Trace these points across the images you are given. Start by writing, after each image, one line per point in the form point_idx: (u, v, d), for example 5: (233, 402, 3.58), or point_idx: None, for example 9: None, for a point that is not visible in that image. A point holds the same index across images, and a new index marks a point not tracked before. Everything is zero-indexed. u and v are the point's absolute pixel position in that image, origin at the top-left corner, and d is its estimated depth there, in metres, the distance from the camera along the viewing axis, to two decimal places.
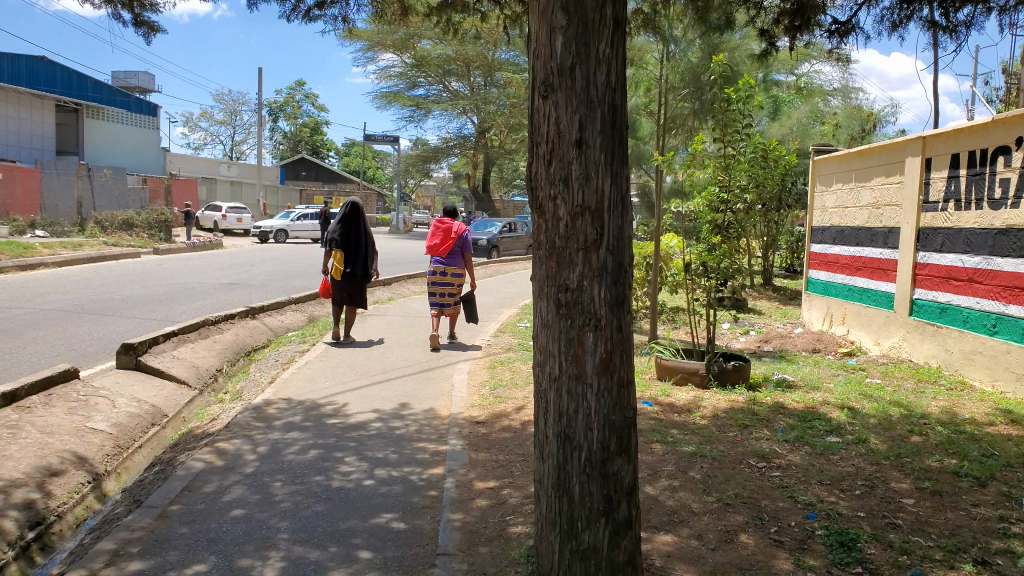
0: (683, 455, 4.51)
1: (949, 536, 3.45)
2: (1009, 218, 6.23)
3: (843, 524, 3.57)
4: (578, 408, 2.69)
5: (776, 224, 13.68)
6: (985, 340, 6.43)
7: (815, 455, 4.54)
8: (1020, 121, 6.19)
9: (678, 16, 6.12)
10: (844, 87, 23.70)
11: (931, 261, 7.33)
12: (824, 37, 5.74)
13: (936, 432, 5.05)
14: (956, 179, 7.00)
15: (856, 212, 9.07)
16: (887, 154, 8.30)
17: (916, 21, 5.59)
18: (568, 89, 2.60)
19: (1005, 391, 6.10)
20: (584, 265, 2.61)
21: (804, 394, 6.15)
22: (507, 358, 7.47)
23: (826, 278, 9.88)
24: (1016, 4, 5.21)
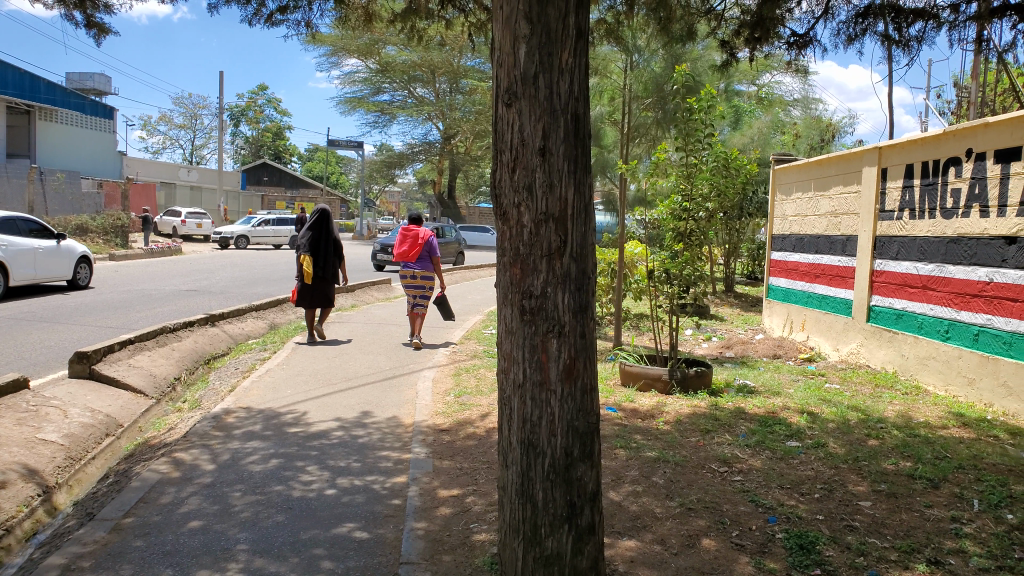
0: (646, 460, 4.54)
1: (904, 537, 3.53)
2: (961, 227, 6.40)
3: (803, 527, 3.62)
4: (541, 414, 2.70)
5: (738, 232, 13.88)
6: (938, 346, 6.59)
7: (776, 459, 4.61)
8: (970, 133, 6.37)
9: (640, 26, 6.19)
10: (804, 97, 24.18)
11: (887, 269, 7.49)
12: (782, 49, 5.84)
13: (892, 435, 5.16)
14: (910, 189, 7.17)
15: (816, 221, 9.25)
16: (846, 163, 8.48)
17: (870, 35, 5.71)
18: (531, 98, 2.61)
19: (958, 395, 6.26)
20: (548, 272, 2.62)
21: (764, 399, 6.24)
22: (472, 365, 7.46)
23: (786, 285, 10.04)
24: (966, 20, 5.37)
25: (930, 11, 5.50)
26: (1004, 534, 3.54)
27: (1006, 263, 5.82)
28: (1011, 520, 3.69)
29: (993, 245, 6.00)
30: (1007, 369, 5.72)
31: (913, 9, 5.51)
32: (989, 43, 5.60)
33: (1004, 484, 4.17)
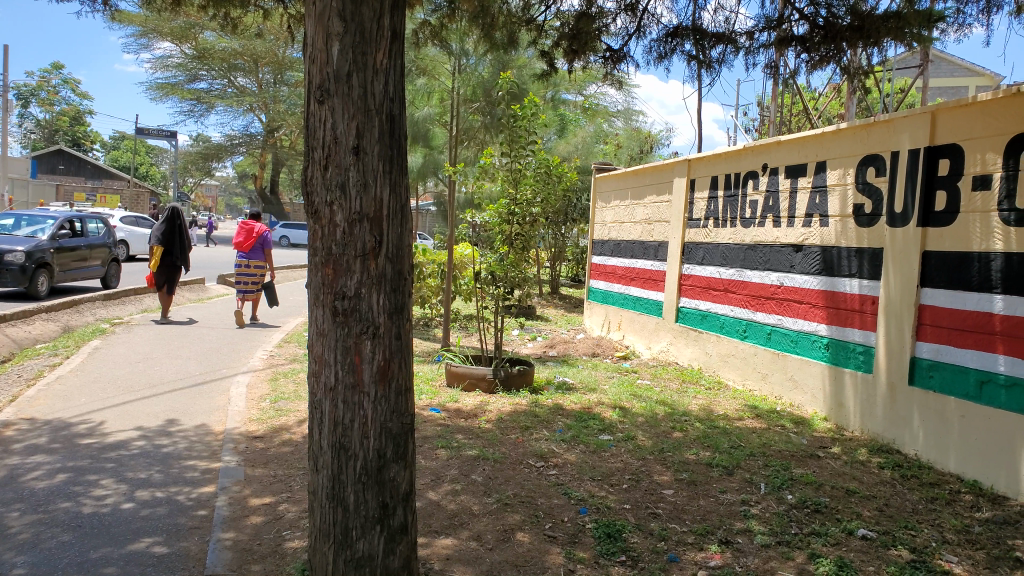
0: (467, 459, 4.61)
1: (700, 521, 3.83)
2: (757, 235, 7.06)
3: (611, 517, 3.83)
4: (354, 417, 2.67)
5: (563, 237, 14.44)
6: (737, 343, 7.23)
7: (589, 453, 4.84)
8: (765, 150, 7.03)
9: (464, 30, 6.29)
10: (626, 110, 25.67)
11: (694, 272, 8.11)
12: (599, 62, 6.14)
13: (694, 427, 5.59)
14: (715, 199, 7.82)
15: (632, 227, 9.83)
16: (658, 174, 9.10)
17: (679, 54, 6.14)
18: (345, 96, 2.57)
19: (753, 389, 6.88)
20: (362, 273, 2.59)
21: (581, 395, 6.54)
22: (290, 369, 7.22)
23: (605, 287, 10.56)
24: (760, 46, 5.93)
25: (729, 36, 6.01)
26: (784, 513, 3.95)
27: (793, 269, 6.48)
28: (790, 499, 4.14)
29: (783, 252, 6.66)
30: (793, 364, 6.37)
31: (715, 33, 6.00)
32: (778, 69, 6.19)
33: (786, 468, 4.65)
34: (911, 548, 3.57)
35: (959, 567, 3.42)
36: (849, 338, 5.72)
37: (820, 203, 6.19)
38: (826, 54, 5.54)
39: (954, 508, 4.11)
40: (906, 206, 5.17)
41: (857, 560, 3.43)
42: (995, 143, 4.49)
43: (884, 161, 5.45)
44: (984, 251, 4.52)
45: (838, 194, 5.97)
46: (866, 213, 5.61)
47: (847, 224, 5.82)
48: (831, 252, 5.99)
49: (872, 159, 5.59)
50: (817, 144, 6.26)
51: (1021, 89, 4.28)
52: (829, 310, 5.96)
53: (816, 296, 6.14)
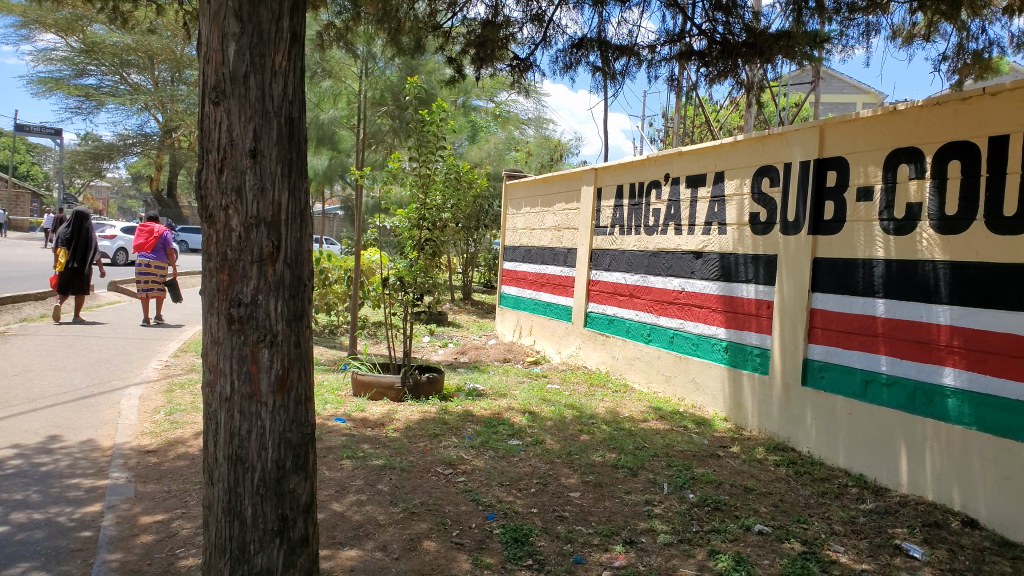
0: (373, 469, 4.53)
1: (605, 522, 3.90)
2: (660, 242, 7.26)
3: (518, 521, 3.85)
4: (250, 428, 2.58)
5: (474, 242, 14.47)
6: (642, 347, 7.40)
7: (497, 459, 4.85)
8: (667, 160, 7.24)
9: (370, 34, 6.22)
10: (537, 118, 25.96)
11: (601, 278, 8.26)
12: (506, 70, 6.14)
13: (601, 430, 5.69)
14: (620, 207, 8.00)
15: (541, 234, 9.95)
16: (567, 182, 9.23)
17: (584, 65, 6.25)
18: (241, 97, 2.49)
19: (658, 391, 7.07)
20: (259, 278, 2.51)
21: (491, 401, 6.55)
22: (187, 380, 6.92)
23: (516, 292, 10.63)
24: (662, 59, 6.11)
25: (633, 49, 6.15)
26: (686, 512, 4.07)
27: (694, 274, 6.69)
28: (691, 498, 4.26)
29: (684, 259, 6.87)
30: (695, 366, 6.57)
31: (618, 45, 6.13)
32: (678, 82, 6.39)
33: (688, 468, 4.80)
34: (802, 540, 3.74)
35: (846, 556, 3.60)
36: (746, 340, 5.95)
37: (718, 211, 6.42)
38: (723, 69, 5.76)
39: (842, 502, 4.34)
40: (798, 215, 5.42)
41: (753, 555, 3.57)
42: (876, 156, 4.77)
43: (777, 172, 5.71)
44: (868, 258, 4.79)
45: (735, 203, 6.21)
46: (762, 221, 5.85)
47: (744, 232, 6.06)
48: (729, 258, 6.22)
49: (766, 170, 5.84)
50: (716, 155, 6.49)
51: (898, 106, 4.57)
52: (727, 313, 6.19)
53: (715, 300, 6.36)
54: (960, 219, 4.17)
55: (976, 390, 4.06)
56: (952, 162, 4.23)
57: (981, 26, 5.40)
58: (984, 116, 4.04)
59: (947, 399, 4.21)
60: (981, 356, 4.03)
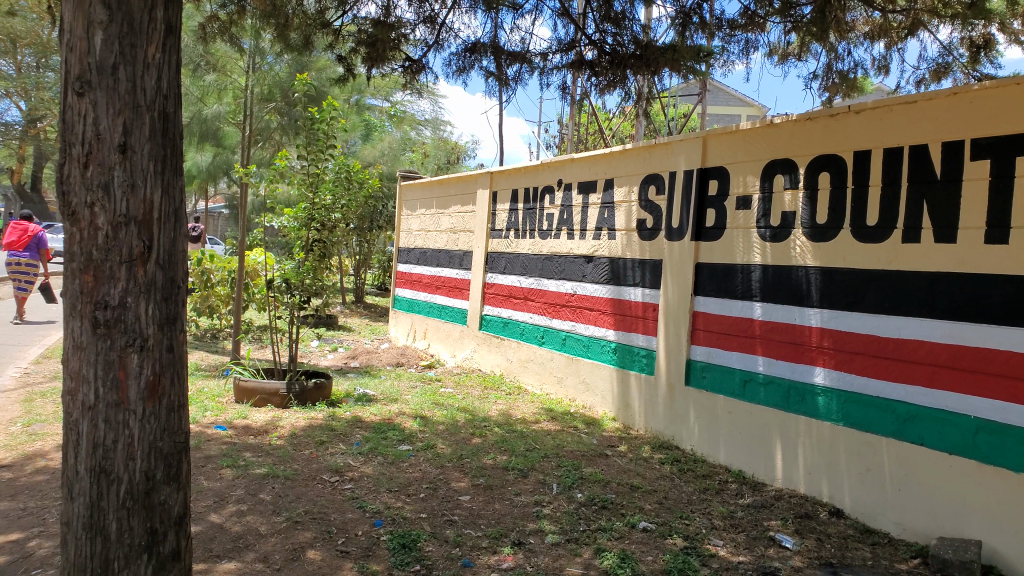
0: (255, 477, 4.38)
1: (495, 524, 3.92)
2: (553, 246, 7.37)
3: (406, 527, 3.81)
4: (117, 437, 2.44)
5: (367, 244, 14.22)
6: (535, 349, 7.49)
7: (386, 464, 4.79)
8: (560, 166, 7.37)
9: (256, 27, 6.01)
10: (433, 120, 25.84)
11: (496, 281, 8.31)
12: (398, 70, 6.08)
13: (493, 432, 5.72)
14: (515, 211, 8.08)
15: (436, 236, 9.91)
16: (463, 185, 9.25)
17: (478, 69, 6.28)
18: (109, 89, 2.36)
19: (550, 393, 7.18)
20: (128, 280, 2.38)
21: (381, 406, 6.46)
22: (50, 388, 6.46)
23: (410, 295, 10.54)
24: (554, 67, 6.22)
25: (525, 55, 6.22)
26: (574, 512, 4.14)
27: (585, 278, 6.84)
28: (579, 498, 4.34)
29: (576, 262, 7.00)
30: (585, 368, 6.71)
31: (511, 52, 6.19)
32: (570, 90, 6.51)
33: (576, 468, 4.89)
34: (684, 536, 3.89)
35: (724, 549, 3.77)
36: (634, 342, 6.13)
37: (608, 217, 6.58)
38: (613, 79, 5.91)
39: (722, 497, 4.54)
40: (682, 222, 5.64)
41: (637, 552, 3.68)
42: (754, 168, 5.03)
43: (663, 180, 5.92)
44: (746, 263, 5.04)
45: (624, 209, 6.39)
46: (648, 227, 6.05)
47: (632, 238, 6.24)
48: (619, 262, 6.40)
49: (653, 178, 6.04)
50: (606, 163, 6.66)
51: (774, 120, 4.84)
52: (616, 316, 6.36)
53: (605, 303, 6.52)
54: (829, 227, 4.45)
55: (842, 388, 4.34)
56: (821, 174, 4.51)
57: (847, 48, 5.81)
58: (850, 132, 4.33)
59: (816, 397, 4.49)
60: (846, 356, 4.32)
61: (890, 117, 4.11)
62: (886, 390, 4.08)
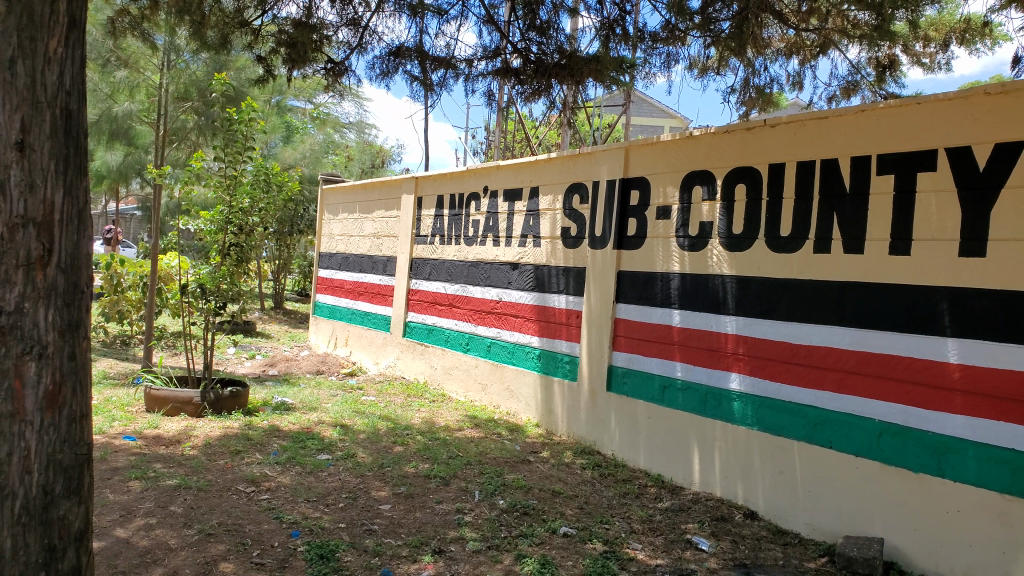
0: (165, 489, 4.22)
1: (415, 533, 3.89)
2: (478, 253, 7.38)
3: (324, 537, 3.74)
4: (12, 450, 2.29)
5: (287, 248, 13.89)
6: (459, 356, 7.47)
7: (305, 474, 4.69)
8: (485, 173, 7.40)
9: (171, 23, 5.81)
10: (357, 123, 25.54)
11: (420, 288, 8.26)
12: (320, 72, 5.98)
13: (415, 440, 5.68)
14: (441, 217, 8.06)
15: (360, 241, 9.78)
16: (387, 189, 9.16)
17: (403, 73, 6.24)
18: (5, 83, 2.23)
19: (474, 400, 7.17)
20: (25, 285, 2.27)
21: (300, 415, 6.32)
22: None
23: (332, 301, 10.36)
24: (479, 73, 6.24)
25: (450, 61, 6.22)
26: (495, 518, 4.15)
27: (510, 285, 6.87)
28: (501, 505, 4.36)
29: (501, 269, 7.03)
30: (510, 374, 6.74)
31: (436, 57, 6.18)
32: (496, 97, 6.54)
33: (499, 474, 4.91)
34: (603, 540, 3.95)
35: (643, 552, 3.85)
36: (558, 348, 6.19)
37: (534, 225, 6.64)
38: (538, 88, 5.97)
39: (641, 501, 4.63)
40: (605, 230, 5.74)
41: (557, 557, 3.71)
42: (674, 179, 5.17)
43: (587, 189, 6.01)
44: (666, 272, 5.17)
45: (549, 217, 6.45)
46: (573, 235, 6.13)
47: (556, 245, 6.32)
48: (543, 270, 6.45)
49: (577, 187, 6.13)
50: (531, 171, 6.71)
51: (694, 132, 4.98)
52: (541, 323, 6.41)
53: (529, 310, 6.56)
54: (744, 238, 4.61)
55: (756, 393, 4.49)
56: (738, 186, 4.67)
57: (763, 64, 6.03)
58: (765, 147, 4.50)
59: (732, 401, 4.63)
60: (760, 363, 4.47)
61: (802, 132, 4.29)
62: (797, 396, 4.25)
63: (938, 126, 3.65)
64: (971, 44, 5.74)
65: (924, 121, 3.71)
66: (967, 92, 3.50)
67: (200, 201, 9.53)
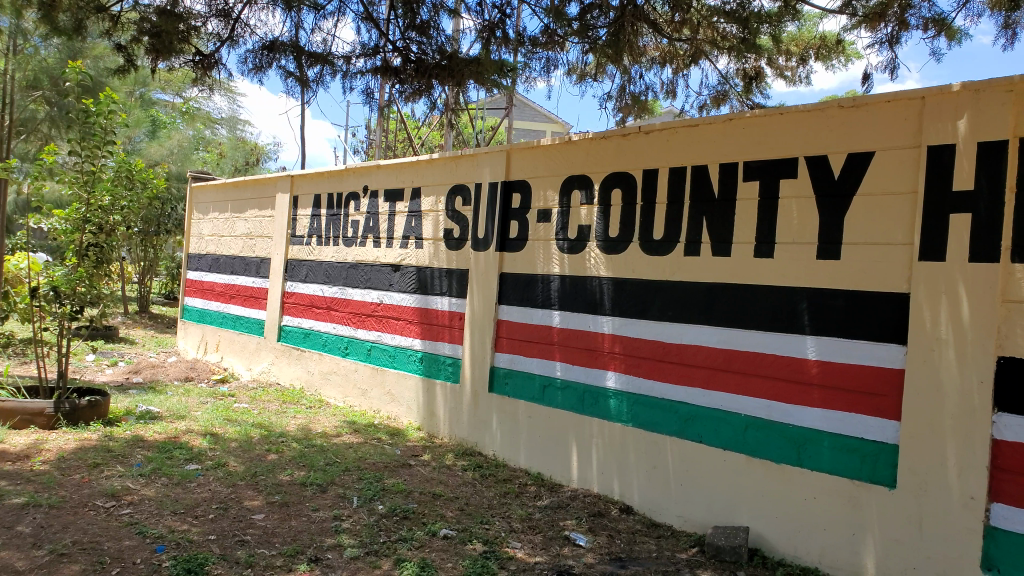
0: (11, 508, 3.91)
1: (290, 542, 3.79)
2: (358, 254, 7.26)
3: (192, 551, 3.58)
4: None
5: (153, 249, 13.18)
6: (338, 361, 7.32)
7: (171, 486, 4.47)
8: (365, 172, 7.29)
9: (17, 4, 5.40)
10: (229, 118, 24.55)
11: (297, 290, 8.04)
12: (188, 65, 5.71)
13: (291, 448, 5.53)
14: (318, 217, 7.88)
15: (231, 241, 9.40)
16: (261, 188, 8.86)
17: (277, 68, 6.06)
18: None
19: (353, 405, 7.05)
20: None
21: (167, 424, 6.01)
22: None
23: (202, 305, 9.91)
24: (358, 71, 6.15)
25: (327, 58, 6.10)
26: (374, 524, 4.11)
27: (391, 287, 6.80)
28: (381, 510, 4.32)
29: (382, 271, 6.95)
30: (390, 378, 6.68)
31: (312, 53, 6.04)
32: (375, 95, 6.46)
33: (378, 479, 4.86)
34: (483, 540, 3.99)
35: (522, 551, 3.92)
36: (440, 351, 6.20)
37: (415, 226, 6.61)
38: (419, 88, 5.94)
39: (521, 500, 4.71)
40: (487, 232, 5.80)
41: (436, 559, 3.72)
42: (554, 183, 5.29)
43: (469, 191, 6.05)
44: (547, 274, 5.28)
45: (431, 218, 6.45)
46: (455, 237, 6.16)
47: (439, 247, 6.32)
48: (425, 272, 6.44)
49: (459, 188, 6.16)
50: (412, 171, 6.69)
51: (573, 138, 5.11)
52: (423, 325, 6.38)
53: (411, 313, 6.53)
54: (620, 241, 4.78)
55: (631, 390, 4.66)
56: (614, 191, 4.84)
57: (638, 72, 6.28)
58: (640, 153, 4.69)
59: (608, 399, 4.79)
60: (635, 361, 4.65)
61: (675, 140, 4.51)
62: (669, 392, 4.44)
63: (797, 137, 3.93)
64: (827, 60, 6.22)
65: (786, 132, 3.99)
66: (823, 104, 3.79)
67: (53, 198, 8.88)
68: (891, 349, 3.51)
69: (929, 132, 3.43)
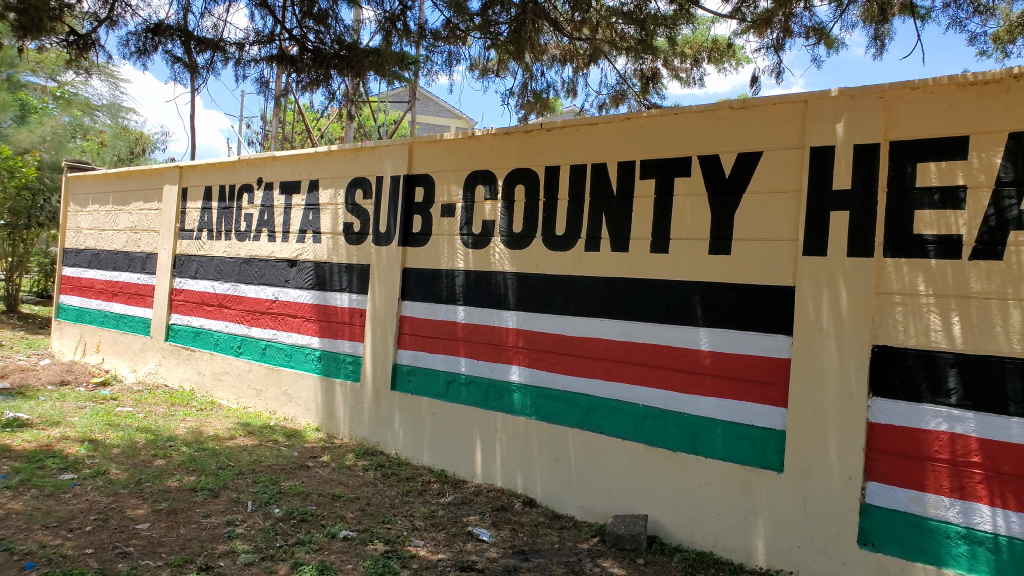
0: None
1: (177, 552, 3.60)
2: (251, 249, 7.00)
3: (66, 566, 3.35)
4: None
5: (25, 244, 12.28)
6: (231, 361, 7.04)
7: (43, 498, 4.17)
8: (260, 164, 7.03)
9: None
10: (111, 105, 23.17)
11: (186, 287, 7.67)
12: (60, 45, 5.33)
13: (178, 452, 5.26)
14: (209, 210, 7.55)
15: (113, 236, 8.88)
16: (146, 179, 8.41)
17: (162, 53, 5.75)
18: None
19: (247, 407, 6.79)
20: None
21: (39, 432, 5.61)
22: None
23: (80, 303, 9.31)
24: (251, 58, 5.90)
25: (218, 44, 5.83)
26: (269, 528, 3.96)
27: (287, 283, 6.59)
28: (276, 513, 4.17)
29: (277, 267, 6.72)
30: (287, 378, 6.47)
31: (201, 38, 5.76)
32: (270, 84, 6.22)
33: (274, 482, 4.70)
34: (384, 540, 3.91)
35: (424, 549, 3.87)
36: (339, 348, 6.04)
37: (313, 220, 6.43)
38: (316, 77, 5.76)
39: (424, 497, 4.66)
40: (389, 227, 5.70)
41: (336, 562, 3.62)
42: (456, 177, 5.25)
43: (368, 184, 5.93)
44: (450, 269, 5.24)
45: (330, 212, 6.28)
46: (355, 231, 6.01)
47: (337, 242, 6.16)
48: (323, 267, 6.26)
49: (359, 181, 6.02)
50: (309, 163, 6.49)
51: (475, 132, 5.08)
52: (321, 322, 6.21)
53: (308, 310, 6.34)
54: (523, 236, 4.79)
55: (534, 383, 4.68)
56: (517, 186, 4.84)
57: (540, 69, 6.26)
58: (542, 149, 4.71)
59: (512, 393, 4.79)
60: (538, 355, 4.66)
61: (576, 136, 4.55)
62: (571, 385, 4.48)
63: (692, 135, 4.03)
64: (720, 63, 6.43)
65: (682, 129, 4.09)
66: (716, 104, 3.91)
67: None
68: (779, 339, 3.66)
69: (813, 132, 3.59)
